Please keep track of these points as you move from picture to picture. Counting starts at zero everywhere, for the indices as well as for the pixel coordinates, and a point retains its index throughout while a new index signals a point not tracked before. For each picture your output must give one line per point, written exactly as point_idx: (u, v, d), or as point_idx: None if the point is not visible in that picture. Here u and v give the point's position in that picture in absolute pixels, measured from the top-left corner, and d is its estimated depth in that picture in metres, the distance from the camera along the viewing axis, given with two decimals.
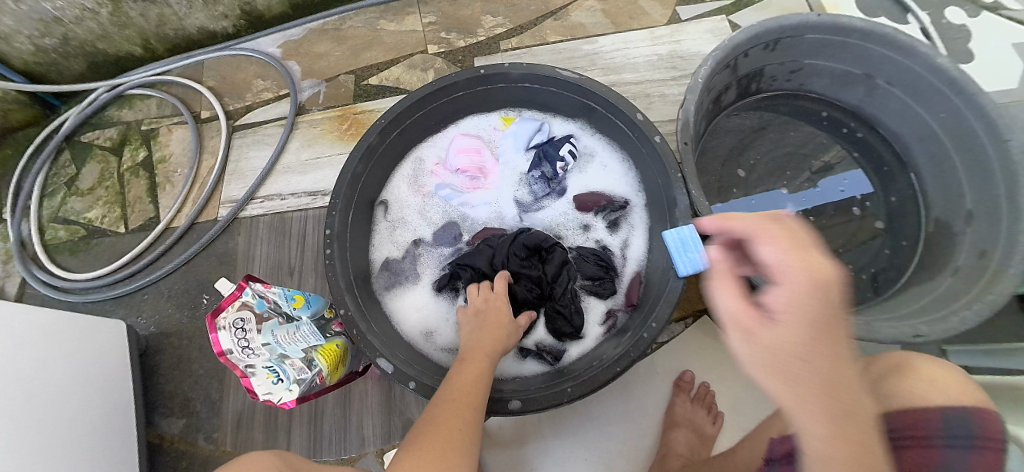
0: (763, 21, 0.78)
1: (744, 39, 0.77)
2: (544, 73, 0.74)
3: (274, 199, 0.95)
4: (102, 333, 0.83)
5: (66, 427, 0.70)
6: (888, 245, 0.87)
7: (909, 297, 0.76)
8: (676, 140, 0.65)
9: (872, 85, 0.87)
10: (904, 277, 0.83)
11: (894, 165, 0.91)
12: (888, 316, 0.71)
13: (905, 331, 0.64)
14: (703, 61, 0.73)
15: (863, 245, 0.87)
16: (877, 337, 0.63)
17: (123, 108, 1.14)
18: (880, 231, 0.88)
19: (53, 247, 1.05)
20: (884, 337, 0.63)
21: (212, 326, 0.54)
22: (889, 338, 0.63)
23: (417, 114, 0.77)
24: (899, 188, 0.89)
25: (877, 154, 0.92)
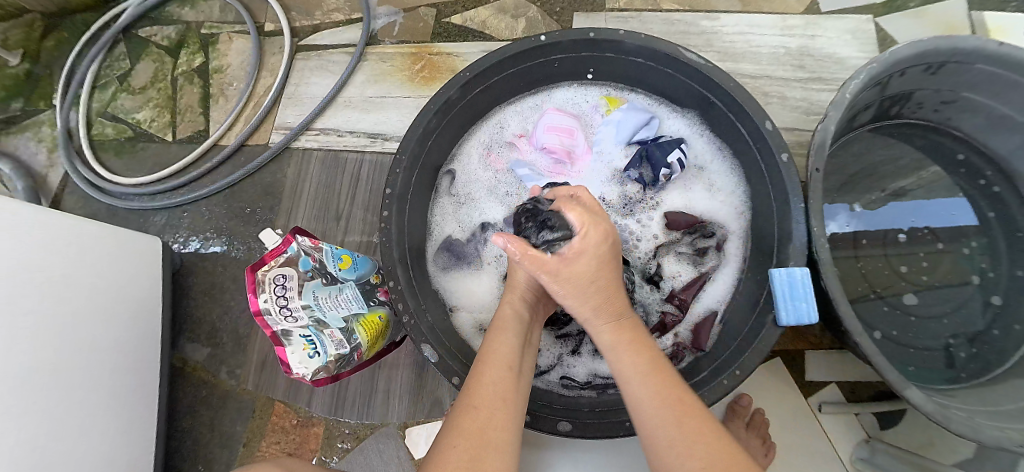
0: (937, 37, 0.59)
1: (908, 54, 0.58)
2: (665, 52, 0.62)
3: (332, 134, 0.87)
4: (138, 246, 0.79)
5: (90, 338, 0.67)
6: (996, 323, 0.69)
7: (1015, 390, 0.61)
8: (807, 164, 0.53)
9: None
10: (1012, 360, 0.66)
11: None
12: (984, 411, 0.58)
13: (1013, 437, 0.50)
14: (853, 74, 0.56)
15: (968, 317, 0.70)
16: (979, 437, 0.49)
17: (184, 6, 1.05)
18: (992, 307, 0.70)
19: (99, 144, 1.01)
20: (987, 440, 0.49)
21: (252, 283, 0.53)
22: (993, 441, 0.49)
23: (507, 74, 0.67)
24: None
25: (1012, 216, 0.73)
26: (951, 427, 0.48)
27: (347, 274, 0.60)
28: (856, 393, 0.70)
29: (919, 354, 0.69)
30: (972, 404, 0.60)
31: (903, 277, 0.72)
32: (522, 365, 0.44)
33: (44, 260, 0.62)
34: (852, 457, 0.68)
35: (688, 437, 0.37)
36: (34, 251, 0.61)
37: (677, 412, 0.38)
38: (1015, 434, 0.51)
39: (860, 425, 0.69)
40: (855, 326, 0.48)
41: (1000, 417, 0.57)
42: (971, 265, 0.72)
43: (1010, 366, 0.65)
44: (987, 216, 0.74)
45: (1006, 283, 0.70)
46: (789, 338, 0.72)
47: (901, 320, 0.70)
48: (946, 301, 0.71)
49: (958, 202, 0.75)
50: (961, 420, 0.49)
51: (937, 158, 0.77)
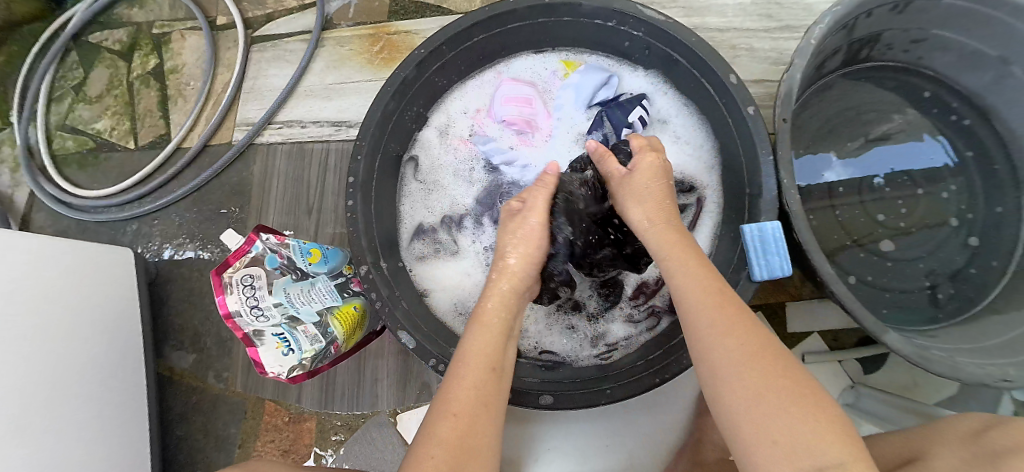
0: None
1: None
2: (621, 10, 0.59)
3: (294, 126, 0.84)
4: (109, 258, 0.76)
5: (69, 360, 0.65)
6: (974, 262, 0.69)
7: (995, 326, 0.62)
8: (774, 115, 0.51)
9: (1004, 71, 0.66)
10: (988, 298, 0.67)
11: (1002, 166, 0.71)
12: (967, 350, 0.58)
13: (994, 373, 0.50)
14: (817, 19, 0.54)
15: (948, 256, 0.70)
16: (962, 378, 0.49)
17: (133, 7, 1.01)
18: (971, 247, 0.70)
19: (61, 158, 0.98)
20: (970, 379, 0.49)
21: (219, 286, 0.53)
22: (975, 379, 0.49)
23: (462, 48, 0.64)
24: (1006, 197, 0.70)
25: (986, 152, 0.72)
26: (932, 368, 0.48)
27: (317, 267, 0.58)
28: (839, 341, 0.70)
29: (897, 297, 0.69)
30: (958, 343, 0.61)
31: (880, 223, 0.71)
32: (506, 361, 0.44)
33: (21, 287, 0.60)
34: (838, 404, 0.69)
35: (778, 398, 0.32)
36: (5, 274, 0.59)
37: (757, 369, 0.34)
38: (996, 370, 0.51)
39: (845, 373, 0.70)
40: (831, 277, 0.47)
41: (982, 354, 0.57)
42: (949, 206, 0.72)
43: (987, 305, 0.66)
44: (965, 154, 0.73)
45: (982, 221, 0.71)
46: (768, 292, 0.72)
47: (879, 266, 0.70)
48: (924, 243, 0.71)
49: (935, 144, 0.74)
50: (942, 361, 0.49)
51: (909, 99, 0.75)
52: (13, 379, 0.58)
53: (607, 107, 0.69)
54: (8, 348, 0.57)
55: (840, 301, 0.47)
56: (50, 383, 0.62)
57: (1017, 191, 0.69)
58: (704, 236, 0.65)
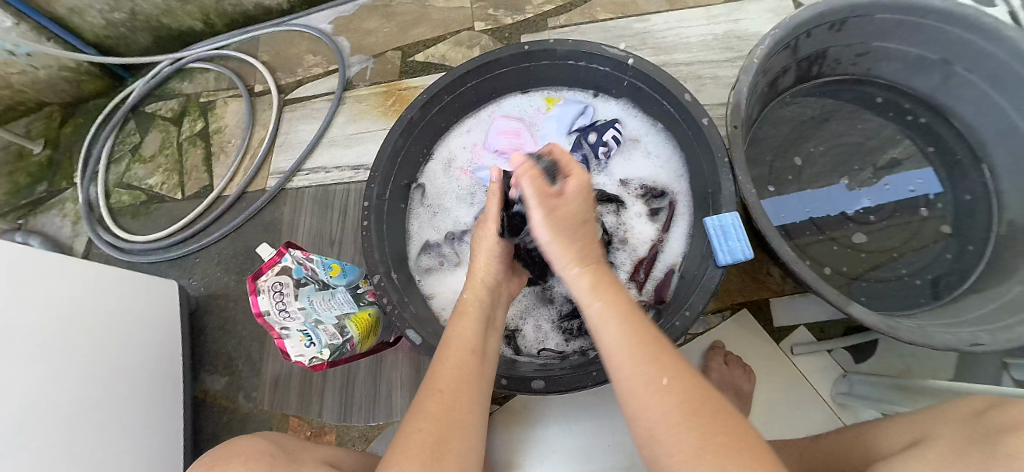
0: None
1: (809, 16, 0.68)
2: (589, 51, 0.71)
3: (320, 172, 0.97)
4: (153, 290, 0.86)
5: (112, 380, 0.73)
6: (951, 248, 0.76)
7: (976, 303, 0.68)
8: (726, 123, 0.61)
9: (949, 72, 0.76)
10: (968, 281, 0.73)
11: (964, 155, 0.79)
12: (947, 323, 0.65)
13: (963, 340, 0.57)
14: (759, 43, 0.65)
15: (924, 245, 0.77)
16: (931, 343, 0.55)
17: (185, 81, 1.19)
18: (945, 235, 0.77)
19: (117, 211, 1.12)
20: (938, 343, 0.55)
21: (253, 290, 0.60)
22: (943, 344, 0.56)
23: (457, 92, 0.76)
24: (970, 185, 0.78)
25: (950, 150, 0.80)
26: (901, 336, 0.55)
27: (338, 280, 0.69)
28: (826, 331, 0.76)
29: (875, 286, 0.75)
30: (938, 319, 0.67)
31: (850, 217, 0.79)
32: (484, 346, 0.50)
33: (67, 305, 0.70)
34: (834, 393, 0.73)
35: (692, 422, 0.37)
36: (55, 302, 0.68)
37: (668, 397, 0.38)
38: (963, 336, 0.58)
39: (836, 363, 0.75)
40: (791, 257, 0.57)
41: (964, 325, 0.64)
42: (919, 199, 0.79)
43: (965, 289, 0.72)
44: (927, 149, 0.82)
45: (954, 207, 0.78)
46: (752, 289, 0.78)
47: (854, 256, 0.77)
48: (898, 234, 0.78)
49: (925, 178, 0.80)
50: (912, 330, 0.56)
51: (868, 107, 0.85)
52: (62, 397, 0.65)
53: (585, 132, 0.80)
54: (54, 367, 0.66)
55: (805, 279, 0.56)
56: (90, 390, 0.70)
57: (981, 178, 0.77)
58: (680, 233, 0.73)
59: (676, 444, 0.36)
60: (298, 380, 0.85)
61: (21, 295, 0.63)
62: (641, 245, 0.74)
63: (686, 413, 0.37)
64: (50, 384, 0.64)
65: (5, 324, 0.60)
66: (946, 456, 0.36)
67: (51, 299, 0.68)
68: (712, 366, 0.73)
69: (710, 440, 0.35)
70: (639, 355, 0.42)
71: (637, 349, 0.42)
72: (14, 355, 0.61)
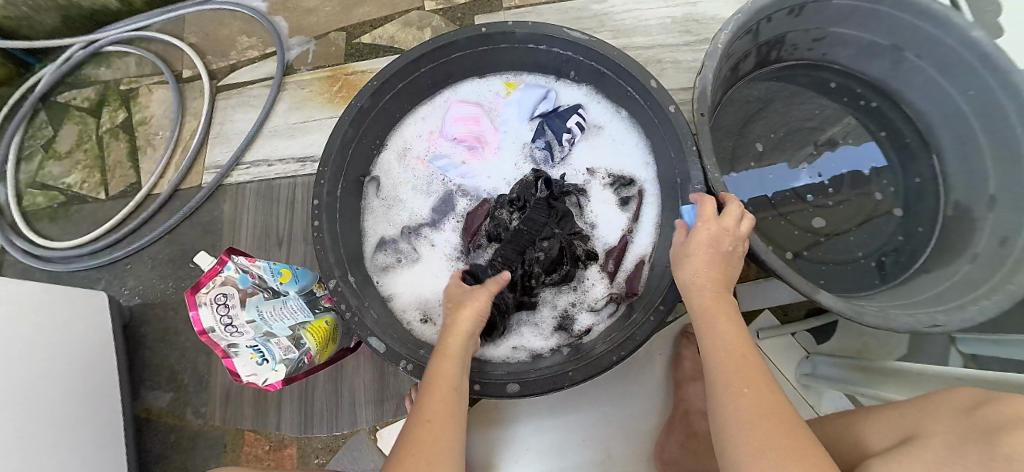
0: None
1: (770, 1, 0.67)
2: (549, 34, 0.68)
3: (262, 165, 0.89)
4: (82, 303, 0.78)
5: (44, 407, 0.66)
6: (901, 229, 0.78)
7: (926, 282, 0.71)
8: (693, 110, 0.59)
9: (899, 57, 0.77)
10: (919, 262, 0.75)
11: (913, 138, 0.81)
12: (900, 305, 0.67)
13: (923, 321, 0.58)
14: (722, 27, 0.64)
15: (877, 229, 0.78)
16: (894, 326, 0.57)
17: (101, 66, 1.06)
18: (896, 216, 0.79)
19: (31, 214, 1.00)
20: (902, 327, 0.57)
21: (192, 303, 0.54)
22: (907, 327, 0.57)
23: (411, 78, 0.71)
24: (919, 168, 0.80)
25: (899, 132, 0.83)
26: (866, 321, 0.56)
27: (288, 286, 0.63)
28: (790, 316, 0.79)
29: (833, 269, 0.77)
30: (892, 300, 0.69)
31: (810, 202, 0.81)
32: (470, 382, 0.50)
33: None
34: (798, 374, 0.76)
35: (766, 426, 0.38)
36: None
37: (757, 409, 0.40)
38: (922, 317, 0.59)
39: (800, 344, 0.78)
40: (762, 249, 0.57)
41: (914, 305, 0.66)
42: (872, 182, 0.81)
43: (917, 267, 0.75)
44: (879, 134, 0.84)
45: (905, 191, 0.80)
46: None
47: (812, 240, 0.79)
48: (855, 218, 0.79)
49: (871, 149, 0.83)
50: (875, 314, 0.57)
51: (823, 92, 0.86)
52: None
53: (547, 118, 0.76)
54: None
55: (776, 270, 0.56)
56: (23, 423, 0.63)
57: (927, 161, 0.80)
58: (649, 223, 0.72)
59: (733, 413, 0.41)
60: (251, 391, 0.80)
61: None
62: (610, 234, 0.73)
63: (759, 418, 0.39)
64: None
65: None
66: (939, 449, 0.35)
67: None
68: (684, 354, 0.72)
69: (779, 440, 0.37)
70: (729, 357, 0.44)
71: (744, 370, 0.43)
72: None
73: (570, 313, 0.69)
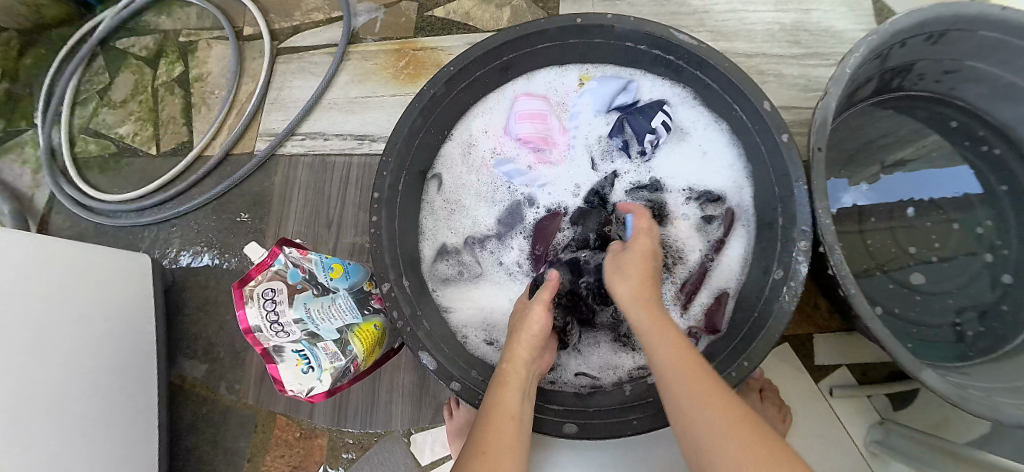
0: (939, 4, 0.57)
1: (908, 25, 0.56)
2: (653, 32, 0.59)
3: (317, 138, 0.84)
4: (127, 265, 0.76)
5: (74, 370, 0.64)
6: (1006, 299, 0.68)
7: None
8: (809, 145, 0.50)
9: None
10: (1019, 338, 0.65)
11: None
12: (989, 388, 0.58)
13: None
14: (852, 48, 0.54)
15: (977, 292, 0.69)
16: (999, 417, 0.47)
17: (161, 15, 1.02)
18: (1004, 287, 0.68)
19: (83, 162, 0.98)
20: (1009, 418, 0.47)
21: (240, 299, 0.52)
22: (1015, 420, 0.47)
23: (488, 66, 0.63)
24: None
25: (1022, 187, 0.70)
26: (966, 408, 0.47)
27: (339, 283, 0.58)
28: (868, 375, 0.69)
29: (922, 332, 0.68)
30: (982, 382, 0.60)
31: (910, 254, 0.71)
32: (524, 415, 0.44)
33: (19, 290, 0.58)
34: (867, 441, 0.68)
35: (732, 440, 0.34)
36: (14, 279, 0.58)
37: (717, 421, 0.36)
38: None
39: (873, 407, 0.69)
40: (867, 313, 0.47)
41: (1011, 393, 0.56)
42: (981, 239, 0.71)
43: (1014, 347, 0.64)
44: (998, 188, 0.72)
45: (1017, 258, 0.68)
46: (796, 323, 0.72)
47: (907, 298, 0.69)
48: (957, 278, 0.70)
49: (963, 173, 0.74)
50: (980, 402, 0.48)
51: (939, 131, 0.76)
52: (26, 389, 0.57)
53: (626, 113, 0.68)
54: (21, 360, 0.57)
55: (879, 340, 0.46)
56: (49, 389, 0.60)
57: None
58: (735, 252, 0.64)
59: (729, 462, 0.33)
60: None
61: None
62: (690, 256, 0.66)
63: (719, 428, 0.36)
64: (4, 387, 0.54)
65: None
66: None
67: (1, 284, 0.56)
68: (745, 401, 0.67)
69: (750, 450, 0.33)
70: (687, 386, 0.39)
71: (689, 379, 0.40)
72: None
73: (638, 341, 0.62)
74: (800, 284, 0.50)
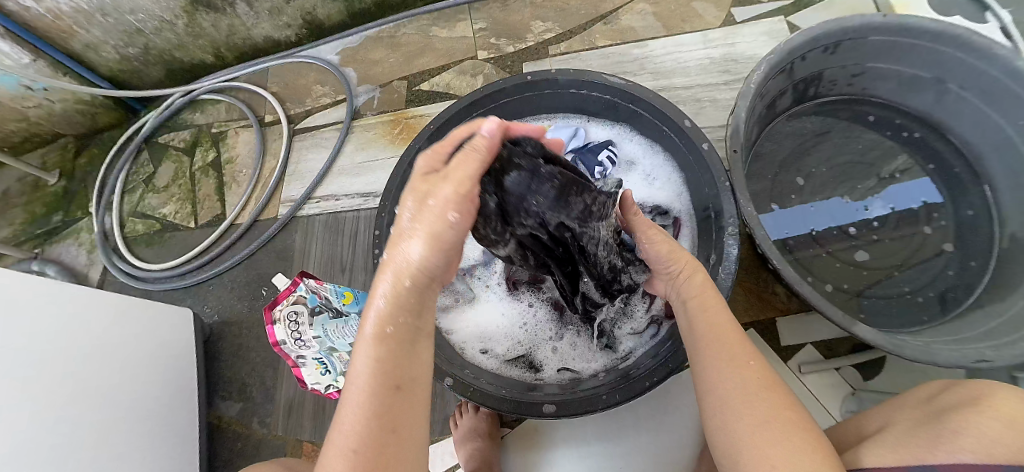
0: (826, 22, 0.72)
1: (804, 41, 0.71)
2: (590, 79, 0.75)
3: (330, 200, 1.00)
4: (173, 321, 0.89)
5: (125, 413, 0.74)
6: (951, 264, 0.78)
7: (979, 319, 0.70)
8: (726, 147, 0.64)
9: (943, 89, 0.79)
10: (972, 296, 0.74)
11: (961, 168, 0.82)
12: (948, 341, 0.67)
13: (969, 357, 0.59)
14: (754, 68, 0.68)
15: (926, 261, 0.78)
16: (933, 359, 0.57)
17: (196, 112, 1.22)
18: (946, 250, 0.79)
19: (132, 240, 1.15)
20: (941, 360, 0.58)
21: (270, 319, 0.64)
22: (947, 361, 0.58)
23: (465, 122, 0.79)
24: (970, 200, 0.80)
25: (949, 167, 0.83)
26: (905, 354, 0.57)
27: (350, 307, 0.70)
28: (833, 350, 0.78)
29: (876, 302, 0.77)
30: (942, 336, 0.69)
31: (853, 237, 0.81)
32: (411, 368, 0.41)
33: (82, 339, 0.71)
34: (842, 411, 0.74)
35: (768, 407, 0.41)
36: (70, 335, 0.70)
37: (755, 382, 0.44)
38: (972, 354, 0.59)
39: (844, 380, 0.76)
40: (795, 279, 0.59)
41: (960, 342, 0.66)
42: (920, 217, 0.81)
43: (971, 303, 0.74)
44: (926, 166, 0.84)
45: (957, 224, 0.80)
46: (759, 309, 0.81)
47: (856, 274, 0.79)
48: (903, 252, 0.79)
49: (928, 185, 0.83)
50: (917, 349, 0.58)
51: (864, 126, 0.87)
52: (85, 425, 0.68)
53: (579, 153, 0.82)
54: (78, 401, 0.68)
55: (809, 301, 0.58)
56: (112, 419, 0.72)
57: (980, 193, 0.80)
58: None
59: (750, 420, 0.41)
60: (311, 405, 0.87)
61: (38, 330, 0.65)
62: None
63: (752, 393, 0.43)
64: (72, 417, 0.66)
65: (19, 359, 0.62)
66: (900, 439, 0.41)
67: (73, 331, 0.70)
68: None
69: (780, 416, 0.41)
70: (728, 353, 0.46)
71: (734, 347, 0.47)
72: (34, 389, 0.63)
73: (613, 334, 0.73)
74: (732, 263, 0.62)
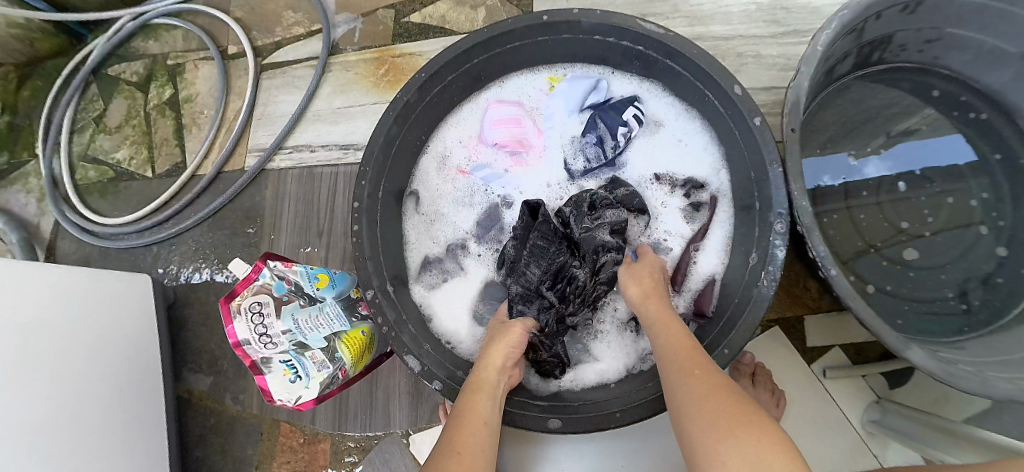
0: None
1: None
2: (620, 24, 0.59)
3: (304, 150, 0.86)
4: (131, 289, 0.78)
5: (91, 400, 0.66)
6: (1002, 271, 0.66)
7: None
8: (782, 126, 0.50)
9: None
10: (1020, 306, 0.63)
11: None
12: (994, 365, 0.57)
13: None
14: (823, 24, 0.53)
15: (973, 265, 0.67)
16: (992, 393, 0.47)
17: (148, 40, 1.04)
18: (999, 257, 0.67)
19: (83, 188, 1.01)
20: (1001, 395, 0.47)
21: (227, 315, 0.54)
22: (1007, 395, 0.47)
23: (461, 70, 0.64)
24: None
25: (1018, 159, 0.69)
26: (959, 385, 0.46)
27: (326, 292, 0.60)
28: (862, 355, 0.69)
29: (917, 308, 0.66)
30: (985, 356, 0.59)
31: (902, 230, 0.69)
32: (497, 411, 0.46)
33: (31, 314, 0.61)
34: (863, 421, 0.68)
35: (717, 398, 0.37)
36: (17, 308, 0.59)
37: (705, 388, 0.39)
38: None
39: (869, 387, 0.69)
40: (848, 293, 0.46)
41: (1010, 367, 0.55)
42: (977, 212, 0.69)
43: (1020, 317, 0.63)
44: (990, 157, 0.71)
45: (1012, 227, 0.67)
46: (785, 306, 0.72)
47: (899, 275, 0.68)
48: (950, 250, 0.68)
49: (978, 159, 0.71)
50: (971, 378, 0.47)
51: (924, 101, 0.74)
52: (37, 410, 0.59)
53: (599, 110, 0.69)
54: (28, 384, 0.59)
55: (862, 320, 0.45)
56: (63, 403, 0.63)
57: None
58: (715, 243, 0.64)
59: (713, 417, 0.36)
60: None
61: None
62: (672, 249, 0.66)
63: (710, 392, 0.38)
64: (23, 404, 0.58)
65: None
66: None
67: (9, 309, 0.58)
68: (736, 387, 0.68)
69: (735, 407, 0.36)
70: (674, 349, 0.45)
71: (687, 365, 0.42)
72: None
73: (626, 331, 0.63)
74: (777, 267, 0.51)
